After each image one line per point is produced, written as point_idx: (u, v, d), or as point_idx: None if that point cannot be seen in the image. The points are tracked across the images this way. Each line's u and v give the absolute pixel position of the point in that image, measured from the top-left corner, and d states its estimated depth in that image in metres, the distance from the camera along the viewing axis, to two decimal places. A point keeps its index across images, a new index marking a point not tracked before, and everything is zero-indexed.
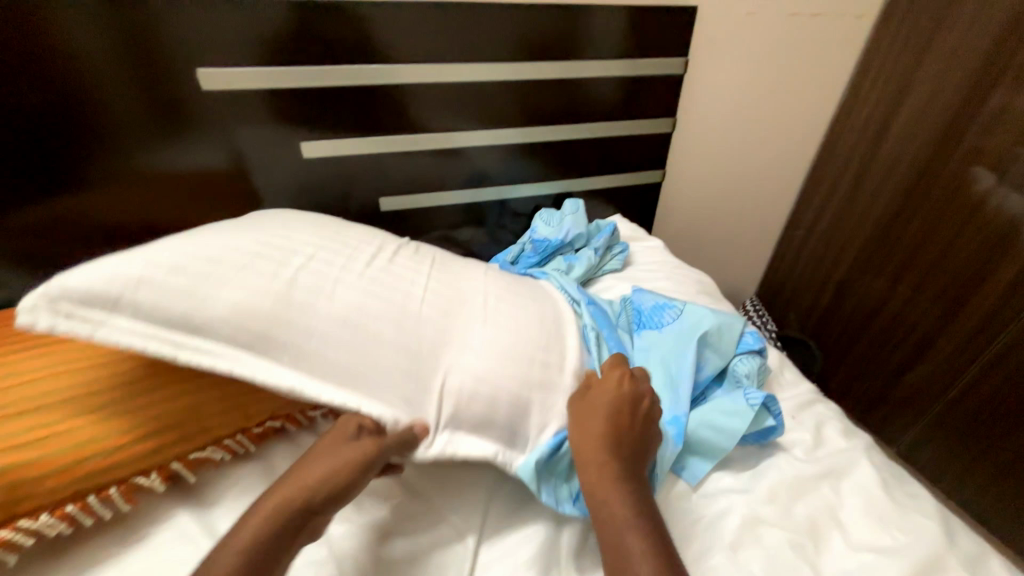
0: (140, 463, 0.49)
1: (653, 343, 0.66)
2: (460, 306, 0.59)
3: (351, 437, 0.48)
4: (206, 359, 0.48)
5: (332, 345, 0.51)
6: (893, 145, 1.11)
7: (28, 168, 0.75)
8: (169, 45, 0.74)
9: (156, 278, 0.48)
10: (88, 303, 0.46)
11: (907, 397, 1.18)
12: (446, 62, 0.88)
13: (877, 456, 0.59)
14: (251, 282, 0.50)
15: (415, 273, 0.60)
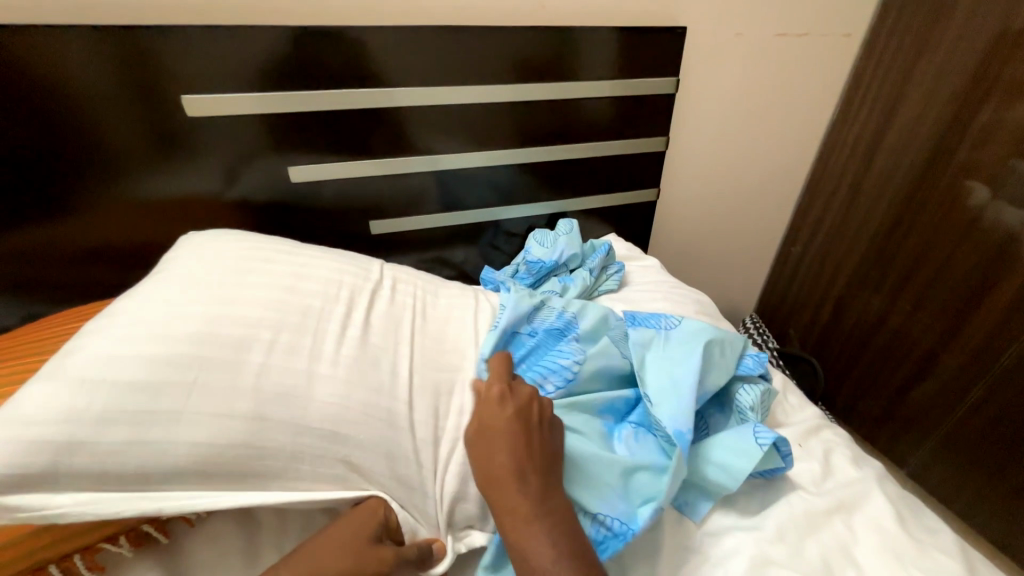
0: (104, 530, 0.46)
1: (652, 346, 0.62)
2: (439, 393, 0.55)
3: (372, 539, 0.47)
4: (175, 499, 0.44)
5: (314, 463, 0.47)
6: (886, 161, 1.11)
7: (12, 197, 0.75)
8: (154, 73, 0.73)
9: (97, 434, 0.42)
10: (27, 476, 0.40)
11: (913, 416, 1.15)
12: (437, 85, 0.87)
13: (889, 487, 0.56)
14: (215, 405, 0.45)
15: (387, 352, 0.55)
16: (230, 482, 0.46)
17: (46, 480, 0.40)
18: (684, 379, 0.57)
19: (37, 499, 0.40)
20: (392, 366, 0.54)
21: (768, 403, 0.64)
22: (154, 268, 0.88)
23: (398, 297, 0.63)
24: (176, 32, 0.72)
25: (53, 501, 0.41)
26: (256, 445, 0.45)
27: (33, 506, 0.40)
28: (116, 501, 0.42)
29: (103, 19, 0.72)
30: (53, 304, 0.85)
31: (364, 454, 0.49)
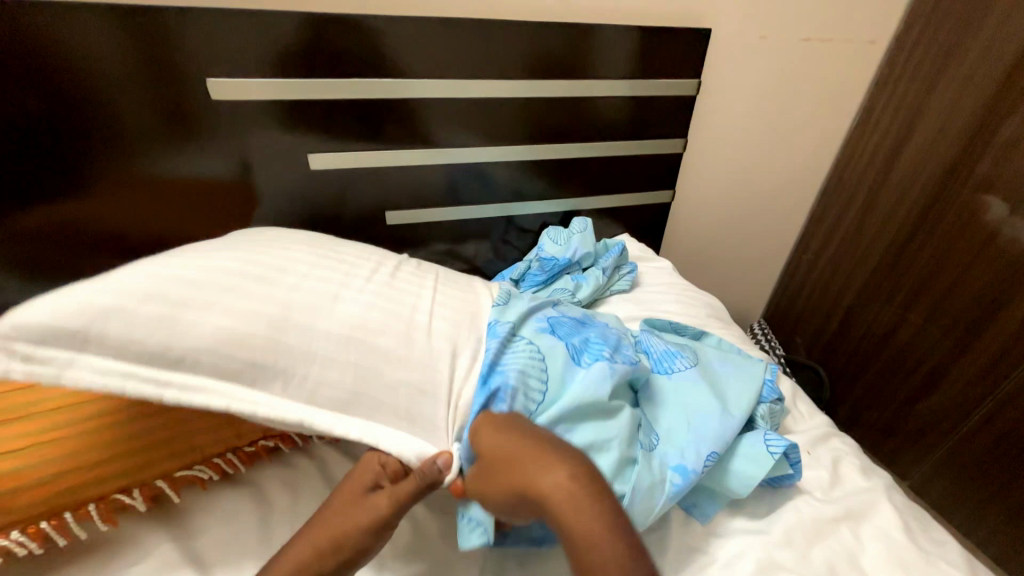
0: (129, 477, 0.50)
1: (666, 392, 0.60)
2: (458, 327, 0.56)
3: (366, 491, 0.48)
4: (193, 393, 0.45)
5: (326, 365, 0.49)
6: (904, 171, 1.10)
7: (29, 173, 0.75)
8: (179, 55, 0.74)
9: (130, 307, 0.44)
10: (61, 333, 0.42)
11: (919, 430, 1.14)
12: (458, 78, 0.88)
13: (897, 498, 0.57)
14: (240, 306, 0.48)
15: (414, 296, 0.57)
16: (244, 379, 0.47)
17: (78, 340, 0.43)
18: (709, 422, 0.56)
19: (60, 361, 0.42)
20: (416, 303, 0.56)
21: (780, 418, 0.64)
22: (170, 250, 0.89)
23: (426, 266, 0.67)
24: (202, 15, 0.72)
25: (76, 365, 0.43)
26: (265, 340, 0.47)
27: (53, 368, 0.42)
28: (126, 379, 0.44)
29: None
30: (69, 282, 0.85)
31: (382, 363, 0.50)
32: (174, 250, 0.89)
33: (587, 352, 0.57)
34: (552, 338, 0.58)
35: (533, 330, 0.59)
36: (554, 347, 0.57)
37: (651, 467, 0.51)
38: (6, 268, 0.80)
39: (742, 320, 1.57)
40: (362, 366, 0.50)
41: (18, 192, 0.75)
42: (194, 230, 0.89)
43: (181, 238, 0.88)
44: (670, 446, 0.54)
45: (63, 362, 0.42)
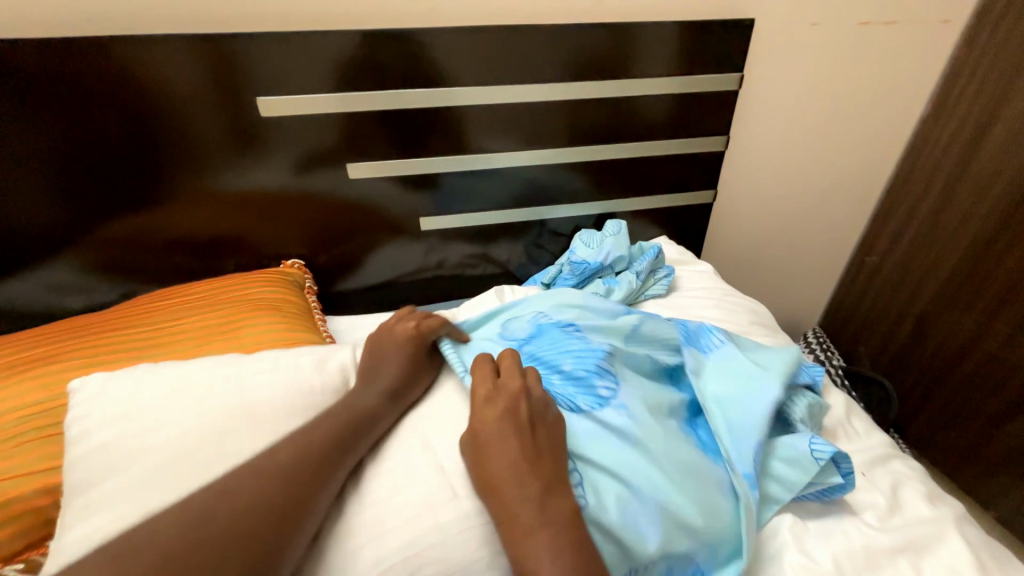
0: None
1: (706, 376, 0.60)
2: (461, 469, 0.50)
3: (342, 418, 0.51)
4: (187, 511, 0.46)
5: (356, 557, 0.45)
6: (987, 164, 0.98)
7: (111, 191, 0.85)
8: (234, 77, 0.80)
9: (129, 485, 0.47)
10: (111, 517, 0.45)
11: (1007, 455, 1.01)
12: (491, 85, 0.88)
13: (969, 532, 0.50)
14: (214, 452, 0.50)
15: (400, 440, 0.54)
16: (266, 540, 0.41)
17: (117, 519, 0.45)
18: (756, 406, 0.56)
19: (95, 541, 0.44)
20: (414, 452, 0.52)
21: (820, 414, 0.61)
22: (228, 255, 0.97)
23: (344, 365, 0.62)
24: (257, 40, 0.78)
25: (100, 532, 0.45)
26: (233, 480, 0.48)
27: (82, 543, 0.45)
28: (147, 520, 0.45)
29: (192, 29, 0.79)
30: (146, 285, 0.96)
31: (391, 504, 0.47)
32: (231, 254, 0.97)
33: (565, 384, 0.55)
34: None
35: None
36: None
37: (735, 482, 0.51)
38: (92, 272, 0.91)
39: (795, 328, 1.46)
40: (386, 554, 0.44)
41: (100, 207, 0.85)
42: (248, 237, 0.96)
43: (238, 245, 0.96)
44: (691, 448, 0.53)
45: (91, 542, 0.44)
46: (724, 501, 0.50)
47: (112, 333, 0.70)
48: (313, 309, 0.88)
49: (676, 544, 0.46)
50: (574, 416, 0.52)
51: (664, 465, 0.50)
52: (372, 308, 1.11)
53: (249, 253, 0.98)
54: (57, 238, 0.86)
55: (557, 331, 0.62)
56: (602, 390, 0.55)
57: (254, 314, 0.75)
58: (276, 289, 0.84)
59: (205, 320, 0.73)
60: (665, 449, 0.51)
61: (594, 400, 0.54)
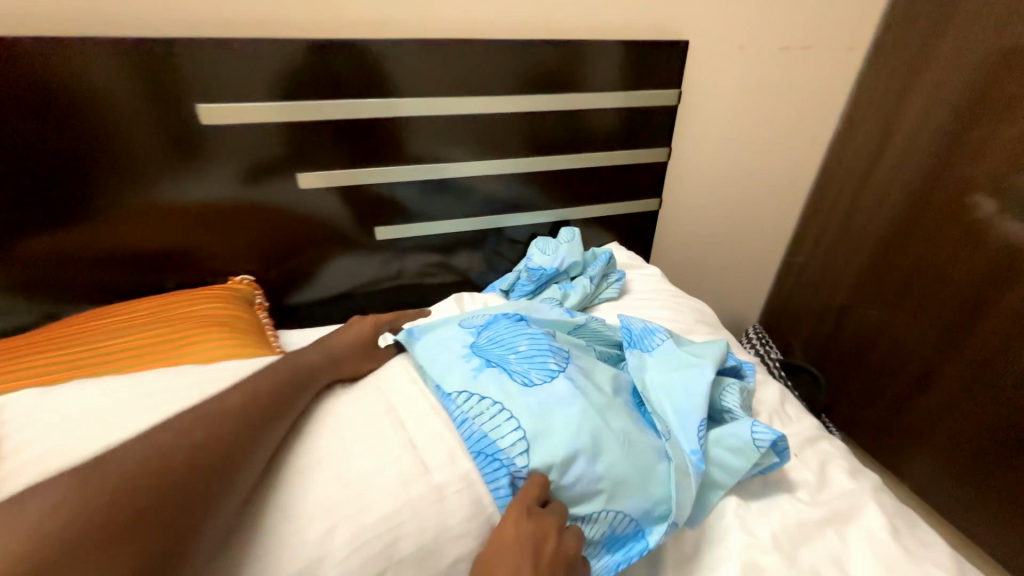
0: None
1: (647, 368, 0.64)
2: (434, 444, 0.52)
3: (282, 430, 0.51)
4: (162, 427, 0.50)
5: (330, 534, 0.43)
6: (891, 173, 1.11)
7: (43, 206, 0.78)
8: (167, 81, 0.76)
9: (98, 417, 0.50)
10: (79, 444, 0.47)
11: (914, 429, 1.13)
12: (446, 97, 0.90)
13: (885, 499, 0.56)
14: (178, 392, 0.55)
15: (359, 416, 0.53)
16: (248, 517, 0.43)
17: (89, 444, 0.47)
18: (696, 390, 0.60)
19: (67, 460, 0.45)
20: (380, 430, 0.52)
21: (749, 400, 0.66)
22: (167, 269, 0.90)
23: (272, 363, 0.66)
24: (200, 46, 0.76)
25: (69, 456, 0.46)
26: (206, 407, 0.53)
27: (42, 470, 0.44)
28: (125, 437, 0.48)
29: (123, 31, 0.75)
30: (68, 305, 0.87)
31: (364, 474, 0.47)
32: (175, 268, 0.91)
33: (520, 363, 0.58)
34: (486, 374, 0.57)
35: (464, 377, 0.57)
36: (495, 382, 0.56)
37: (677, 452, 0.55)
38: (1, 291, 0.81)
39: (738, 326, 1.56)
40: (361, 529, 0.44)
41: (29, 222, 0.79)
42: (190, 251, 0.90)
43: (178, 257, 0.90)
44: (631, 417, 0.56)
45: (60, 464, 0.45)
46: (661, 465, 0.54)
47: (20, 363, 0.62)
48: (265, 324, 0.84)
49: (613, 499, 0.51)
50: (527, 388, 0.55)
51: (608, 429, 0.53)
52: (323, 321, 1.08)
53: (190, 265, 0.92)
54: None
55: (511, 322, 0.64)
56: (553, 364, 0.57)
57: (192, 335, 0.69)
58: (222, 304, 0.80)
59: (136, 340, 0.67)
60: (612, 423, 0.54)
61: (546, 373, 0.56)
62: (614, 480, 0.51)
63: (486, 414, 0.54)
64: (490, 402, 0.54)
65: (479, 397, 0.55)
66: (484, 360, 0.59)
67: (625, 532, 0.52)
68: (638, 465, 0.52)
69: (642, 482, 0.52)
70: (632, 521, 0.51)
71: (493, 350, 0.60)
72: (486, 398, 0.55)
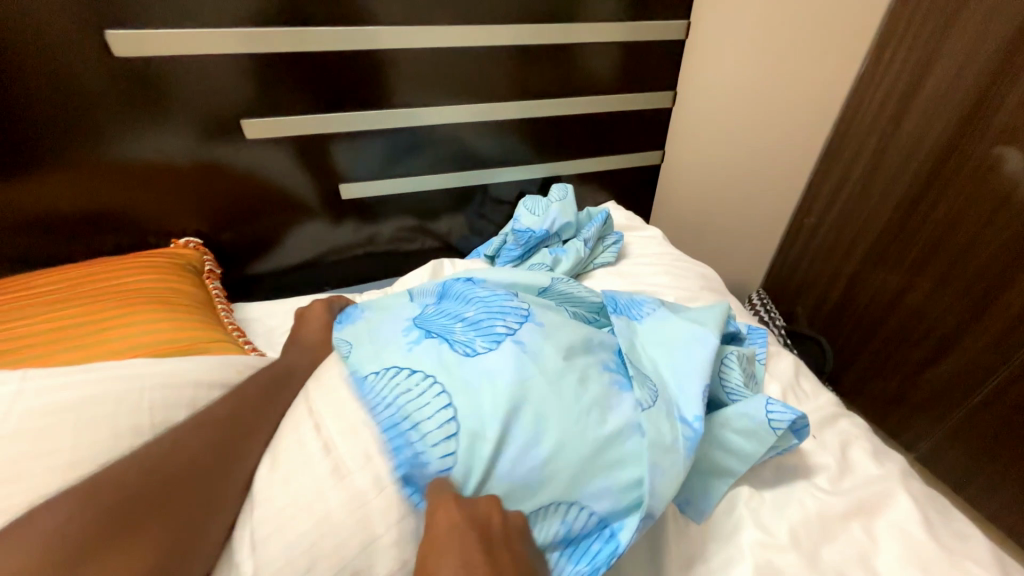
0: None
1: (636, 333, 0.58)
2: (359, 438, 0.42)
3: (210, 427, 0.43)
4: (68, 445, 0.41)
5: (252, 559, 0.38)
6: (916, 124, 0.99)
7: None
8: (71, 2, 0.63)
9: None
10: None
11: (927, 399, 1.08)
12: (411, 25, 0.77)
13: (915, 487, 0.50)
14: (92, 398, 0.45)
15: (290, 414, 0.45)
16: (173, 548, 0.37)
17: None
18: (693, 354, 0.54)
19: None
20: (298, 432, 0.43)
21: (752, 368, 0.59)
22: (103, 233, 0.80)
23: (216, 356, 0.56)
24: None
25: None
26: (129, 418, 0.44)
27: None
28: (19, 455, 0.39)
29: None
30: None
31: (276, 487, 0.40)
32: (112, 231, 0.81)
33: (466, 331, 0.50)
34: (423, 345, 0.49)
35: (397, 351, 0.49)
36: (433, 352, 0.48)
37: (656, 424, 0.47)
38: None
39: (740, 291, 1.49)
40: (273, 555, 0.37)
41: None
42: (131, 212, 0.80)
43: (116, 220, 0.80)
44: (600, 382, 0.48)
45: None
46: (632, 443, 0.46)
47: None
48: (216, 300, 0.75)
49: (567, 487, 0.43)
50: (468, 359, 0.47)
51: (563, 400, 0.45)
52: (294, 290, 0.99)
53: (130, 229, 0.81)
54: None
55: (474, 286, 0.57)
56: (500, 328, 0.50)
57: (119, 314, 0.59)
58: (161, 277, 0.70)
59: (47, 320, 0.57)
60: (570, 392, 0.46)
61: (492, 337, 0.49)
62: (571, 463, 0.43)
63: (414, 390, 0.45)
64: (421, 376, 0.46)
65: (409, 371, 0.46)
66: (425, 330, 0.51)
67: (586, 529, 0.44)
68: (603, 442, 0.44)
69: (602, 465, 0.44)
70: (596, 516, 0.44)
71: (435, 321, 0.52)
72: (417, 371, 0.46)
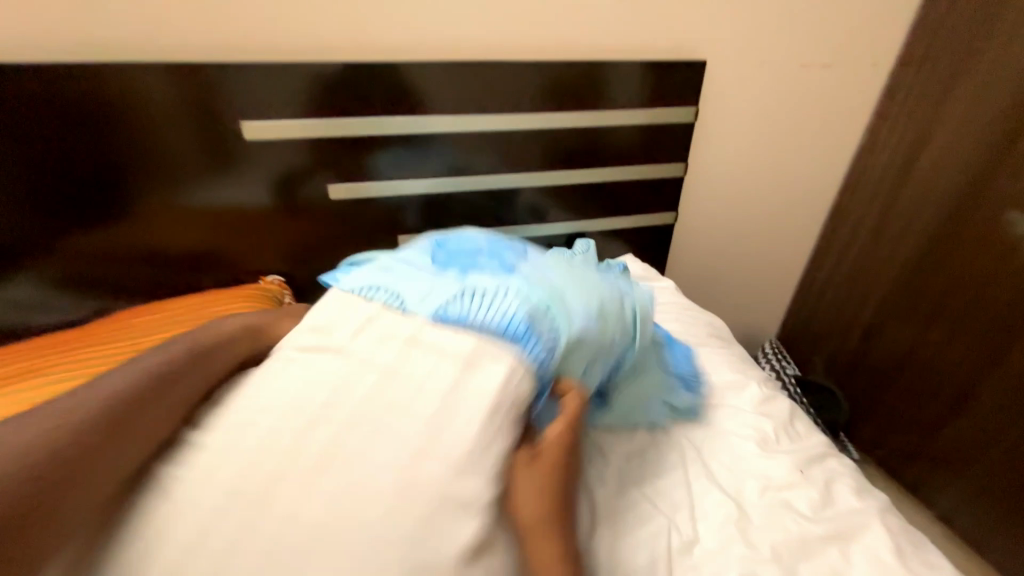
0: None
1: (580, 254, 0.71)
2: (477, 381, 0.47)
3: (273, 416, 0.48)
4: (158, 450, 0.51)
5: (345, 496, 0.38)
6: (916, 191, 1.10)
7: (65, 206, 0.84)
8: (211, 99, 0.83)
9: None
10: None
11: (942, 454, 1.11)
12: (468, 114, 0.95)
13: (892, 520, 0.56)
14: None
15: (331, 393, 0.45)
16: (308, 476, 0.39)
17: None
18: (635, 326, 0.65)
19: None
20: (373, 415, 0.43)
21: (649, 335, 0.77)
22: (203, 269, 0.98)
23: None
24: (244, 70, 0.82)
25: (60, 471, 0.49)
26: None
27: None
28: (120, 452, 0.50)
29: (173, 55, 0.82)
30: (117, 300, 0.95)
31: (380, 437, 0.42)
32: (208, 266, 0.98)
33: (490, 265, 0.60)
34: (469, 275, 0.58)
35: (449, 281, 0.57)
36: (479, 278, 0.57)
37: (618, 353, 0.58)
38: (65, 287, 0.90)
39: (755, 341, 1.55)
40: (380, 542, 0.37)
41: (56, 217, 0.85)
42: (224, 252, 0.97)
43: (213, 257, 0.97)
44: (580, 286, 0.59)
45: None
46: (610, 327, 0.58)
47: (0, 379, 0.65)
48: None
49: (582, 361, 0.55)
50: (509, 278, 0.57)
51: (566, 299, 0.57)
52: None
53: (225, 267, 0.99)
54: (19, 252, 0.85)
55: (469, 233, 0.69)
56: (509, 266, 0.61)
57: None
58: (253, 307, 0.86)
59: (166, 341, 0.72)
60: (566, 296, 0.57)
61: (506, 270, 0.59)
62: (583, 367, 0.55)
63: (486, 300, 0.54)
64: (486, 291, 0.55)
65: (475, 289, 0.55)
66: (459, 268, 0.60)
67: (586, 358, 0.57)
68: (604, 348, 0.57)
69: (603, 350, 0.57)
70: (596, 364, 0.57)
71: (457, 261, 0.62)
72: (479, 288, 0.55)
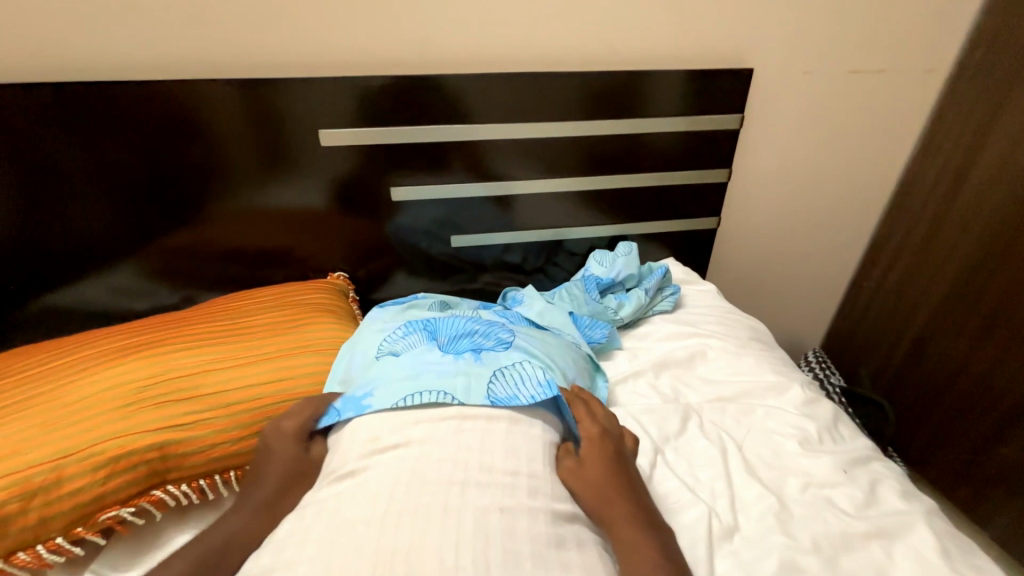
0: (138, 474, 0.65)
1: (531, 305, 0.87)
2: (519, 440, 0.58)
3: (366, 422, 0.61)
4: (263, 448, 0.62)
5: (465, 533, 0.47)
6: (969, 199, 1.06)
7: (159, 207, 0.95)
8: (282, 108, 0.91)
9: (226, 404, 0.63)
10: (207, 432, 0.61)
11: (997, 473, 1.06)
12: (516, 121, 1.00)
13: (938, 523, 0.57)
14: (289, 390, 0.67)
15: (419, 468, 0.53)
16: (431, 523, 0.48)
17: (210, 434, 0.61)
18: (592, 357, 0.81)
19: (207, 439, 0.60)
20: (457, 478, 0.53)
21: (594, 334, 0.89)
22: (276, 265, 1.08)
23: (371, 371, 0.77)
24: (314, 82, 0.91)
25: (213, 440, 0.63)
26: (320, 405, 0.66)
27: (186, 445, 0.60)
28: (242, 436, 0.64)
29: (250, 68, 0.91)
30: (203, 291, 1.07)
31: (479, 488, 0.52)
32: (279, 262, 1.07)
33: (489, 340, 0.70)
34: (484, 355, 0.67)
35: (470, 364, 0.65)
36: (490, 356, 0.67)
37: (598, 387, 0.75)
38: (164, 279, 1.03)
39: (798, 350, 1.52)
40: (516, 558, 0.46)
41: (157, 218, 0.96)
42: (292, 249, 1.07)
43: (283, 253, 1.07)
44: (559, 347, 0.74)
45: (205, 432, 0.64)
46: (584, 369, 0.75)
47: (112, 355, 0.74)
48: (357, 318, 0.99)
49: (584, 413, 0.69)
50: (509, 348, 0.69)
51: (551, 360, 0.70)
52: None
53: (294, 263, 1.08)
54: (127, 247, 0.97)
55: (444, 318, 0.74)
56: (502, 337, 0.71)
57: (276, 334, 0.82)
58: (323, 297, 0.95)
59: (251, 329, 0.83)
60: (555, 357, 0.71)
61: (503, 341, 0.70)
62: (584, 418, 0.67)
63: (510, 377, 0.64)
64: (509, 367, 0.65)
65: (500, 369, 0.65)
66: (466, 349, 0.68)
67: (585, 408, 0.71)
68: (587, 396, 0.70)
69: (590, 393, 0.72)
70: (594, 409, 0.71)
71: (460, 345, 0.69)
72: (499, 367, 0.65)
